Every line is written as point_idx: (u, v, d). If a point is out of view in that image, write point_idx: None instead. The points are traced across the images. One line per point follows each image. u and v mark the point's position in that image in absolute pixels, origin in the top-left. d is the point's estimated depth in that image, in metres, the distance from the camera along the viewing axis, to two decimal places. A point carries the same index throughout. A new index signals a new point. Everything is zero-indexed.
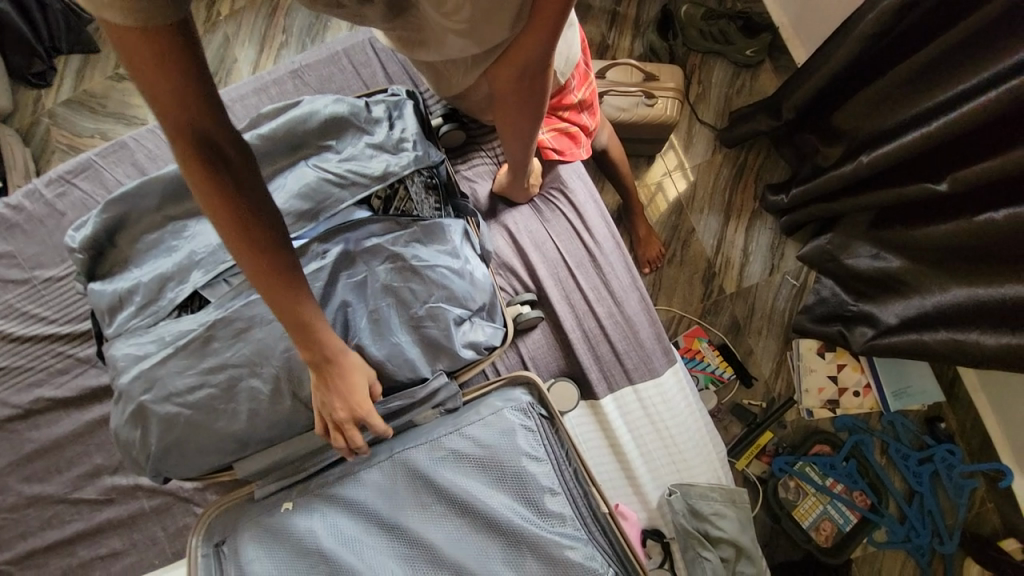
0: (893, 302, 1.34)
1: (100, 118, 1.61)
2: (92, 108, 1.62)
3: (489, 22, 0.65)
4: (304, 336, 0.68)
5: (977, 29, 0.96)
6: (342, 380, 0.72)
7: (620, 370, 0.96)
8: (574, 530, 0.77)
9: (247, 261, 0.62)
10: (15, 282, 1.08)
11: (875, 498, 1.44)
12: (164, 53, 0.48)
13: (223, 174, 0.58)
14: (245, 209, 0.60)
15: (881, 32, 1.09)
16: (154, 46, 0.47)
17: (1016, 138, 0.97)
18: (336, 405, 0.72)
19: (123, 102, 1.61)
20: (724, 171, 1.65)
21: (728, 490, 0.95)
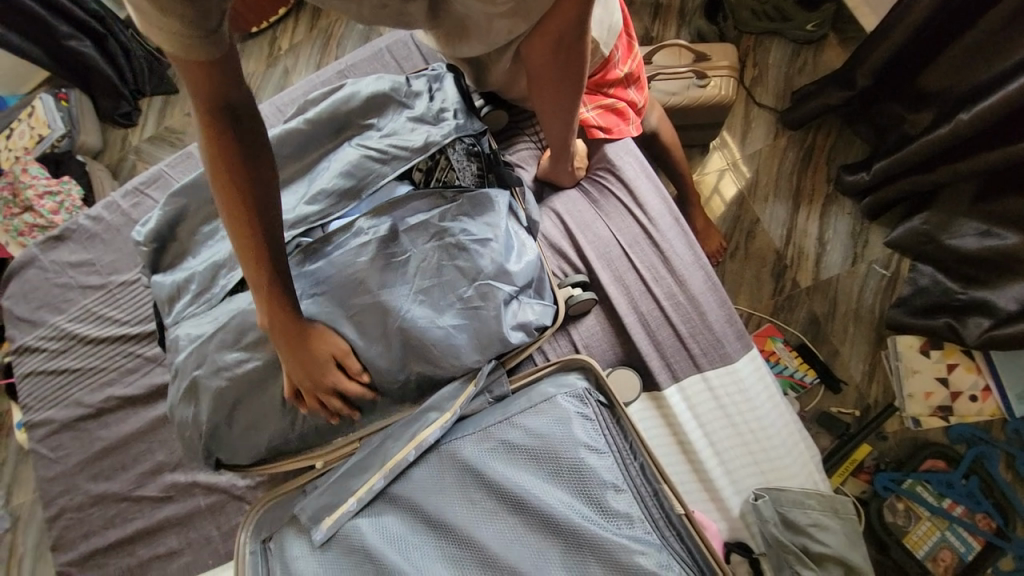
0: (1010, 285, 1.17)
1: (178, 150, 1.79)
2: (171, 142, 1.80)
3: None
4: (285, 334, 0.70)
5: None
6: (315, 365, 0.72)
7: (685, 356, 0.86)
8: (645, 533, 0.67)
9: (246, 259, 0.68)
10: (95, 288, 1.17)
11: (1002, 522, 1.20)
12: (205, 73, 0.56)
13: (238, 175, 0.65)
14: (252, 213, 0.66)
15: None
16: (202, 71, 0.56)
17: None
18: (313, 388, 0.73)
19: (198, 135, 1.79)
20: (788, 156, 1.51)
21: (827, 497, 0.81)
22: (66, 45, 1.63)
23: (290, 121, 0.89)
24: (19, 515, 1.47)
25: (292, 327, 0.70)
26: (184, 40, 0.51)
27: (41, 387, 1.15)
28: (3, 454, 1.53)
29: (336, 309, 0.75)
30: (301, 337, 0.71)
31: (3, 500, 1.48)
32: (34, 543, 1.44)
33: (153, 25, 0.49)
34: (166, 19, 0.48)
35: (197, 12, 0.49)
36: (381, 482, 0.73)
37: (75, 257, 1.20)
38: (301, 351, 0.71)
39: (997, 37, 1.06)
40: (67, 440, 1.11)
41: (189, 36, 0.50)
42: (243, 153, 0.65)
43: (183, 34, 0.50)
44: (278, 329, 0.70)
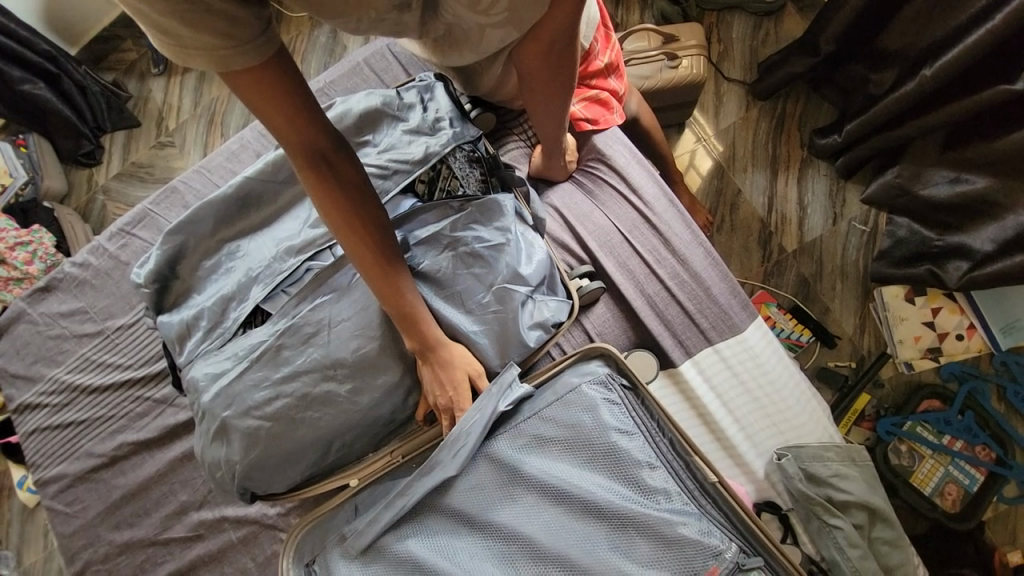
0: (984, 226, 1.24)
1: (149, 184, 1.75)
2: (141, 177, 1.76)
3: (527, 3, 0.62)
4: (410, 327, 0.71)
5: None
6: (444, 356, 0.73)
7: (696, 332, 0.89)
8: (683, 504, 0.70)
9: (360, 259, 0.69)
10: (91, 336, 1.15)
11: (1001, 450, 1.28)
12: (268, 83, 0.55)
13: (328, 181, 0.65)
14: (354, 213, 0.67)
15: None
16: (265, 82, 0.55)
17: None
18: (440, 387, 0.74)
19: (168, 168, 1.76)
20: (762, 126, 1.57)
21: (845, 448, 0.85)
22: (20, 90, 1.58)
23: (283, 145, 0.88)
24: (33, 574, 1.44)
25: (423, 323, 0.72)
26: (221, 54, 0.50)
27: (47, 443, 1.14)
28: (6, 516, 1.48)
29: (363, 329, 0.76)
30: (430, 331, 0.72)
31: (15, 562, 1.45)
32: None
33: (187, 45, 0.49)
34: (197, 33, 0.48)
35: (224, 22, 0.49)
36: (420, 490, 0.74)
37: (65, 306, 1.16)
38: (433, 343, 0.73)
39: None
40: (83, 493, 1.10)
41: (226, 47, 0.50)
42: (324, 157, 0.64)
43: (213, 46, 0.49)
44: (406, 324, 0.71)
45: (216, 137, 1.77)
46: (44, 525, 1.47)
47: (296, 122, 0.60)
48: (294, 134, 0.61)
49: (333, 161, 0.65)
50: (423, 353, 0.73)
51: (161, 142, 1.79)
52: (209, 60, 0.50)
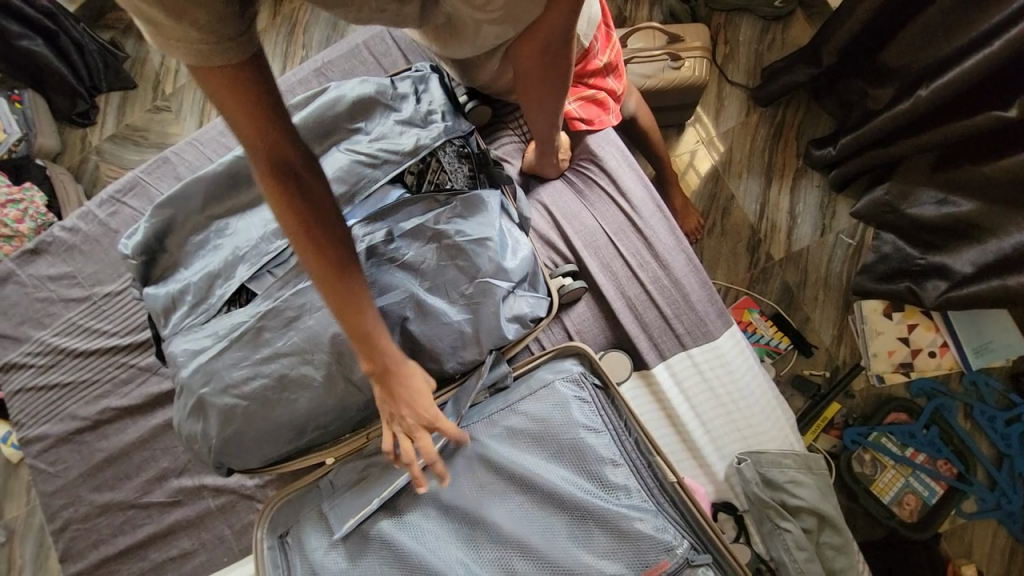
0: (965, 249, 1.26)
1: (144, 149, 1.74)
2: (136, 141, 1.74)
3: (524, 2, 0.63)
4: (368, 350, 0.68)
5: None
6: (403, 385, 0.69)
7: (671, 336, 0.91)
8: (641, 501, 0.73)
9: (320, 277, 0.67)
10: (78, 300, 1.16)
11: (962, 467, 1.33)
12: (236, 84, 0.55)
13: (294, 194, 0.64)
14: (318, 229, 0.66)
15: None
16: (237, 86, 0.55)
17: None
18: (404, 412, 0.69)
19: (164, 134, 1.74)
20: (760, 131, 1.61)
21: (803, 456, 0.89)
22: (18, 45, 1.56)
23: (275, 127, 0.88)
24: (13, 528, 1.47)
25: (382, 341, 0.69)
26: (202, 47, 0.50)
27: (31, 403, 1.16)
28: None
29: None
30: (390, 356, 0.69)
31: None
32: (33, 555, 1.45)
33: (170, 36, 0.50)
34: (181, 23, 0.48)
35: (210, 16, 0.49)
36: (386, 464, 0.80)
37: (53, 270, 1.17)
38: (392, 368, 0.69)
39: (950, 17, 1.10)
40: (65, 454, 1.13)
41: (209, 41, 0.50)
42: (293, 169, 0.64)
43: (194, 37, 0.49)
44: (364, 346, 0.68)
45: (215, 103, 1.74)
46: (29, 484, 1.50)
47: (266, 132, 0.60)
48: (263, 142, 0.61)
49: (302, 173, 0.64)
50: (381, 378, 0.69)
51: (157, 106, 1.77)
52: (188, 52, 0.51)
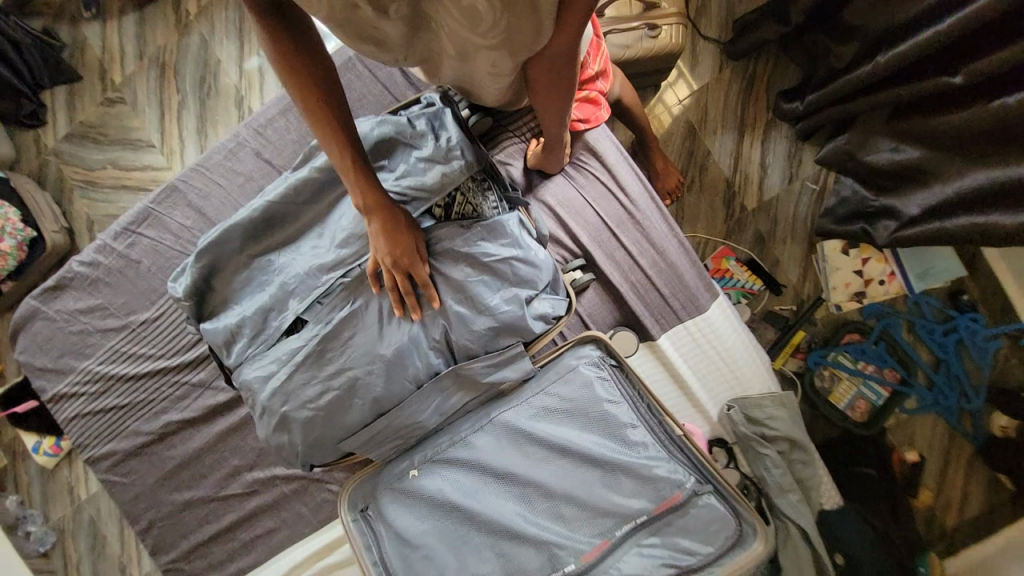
0: (917, 193, 1.40)
1: (104, 146, 1.85)
2: (94, 138, 1.85)
3: (521, 29, 0.63)
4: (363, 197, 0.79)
5: None
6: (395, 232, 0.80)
7: (670, 312, 1.07)
8: (656, 451, 0.92)
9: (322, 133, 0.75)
10: (116, 329, 1.22)
11: (905, 373, 1.58)
12: None
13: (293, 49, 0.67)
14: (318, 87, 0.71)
15: None
16: None
17: None
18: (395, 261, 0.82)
19: (122, 129, 1.85)
20: (733, 86, 1.69)
21: (775, 395, 1.07)
22: None
23: (300, 168, 0.95)
24: (64, 526, 1.61)
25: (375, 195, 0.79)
26: None
27: (90, 426, 1.25)
28: (25, 478, 1.62)
29: (395, 333, 0.88)
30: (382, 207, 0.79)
31: (42, 518, 1.61)
32: (88, 548, 1.60)
33: None
34: None
35: None
36: (446, 442, 0.98)
37: (82, 303, 1.22)
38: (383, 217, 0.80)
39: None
40: (138, 464, 1.25)
41: None
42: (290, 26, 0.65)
43: None
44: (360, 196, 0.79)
45: (170, 91, 1.86)
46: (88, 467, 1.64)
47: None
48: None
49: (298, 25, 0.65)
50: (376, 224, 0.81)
51: (110, 98, 1.87)
52: None
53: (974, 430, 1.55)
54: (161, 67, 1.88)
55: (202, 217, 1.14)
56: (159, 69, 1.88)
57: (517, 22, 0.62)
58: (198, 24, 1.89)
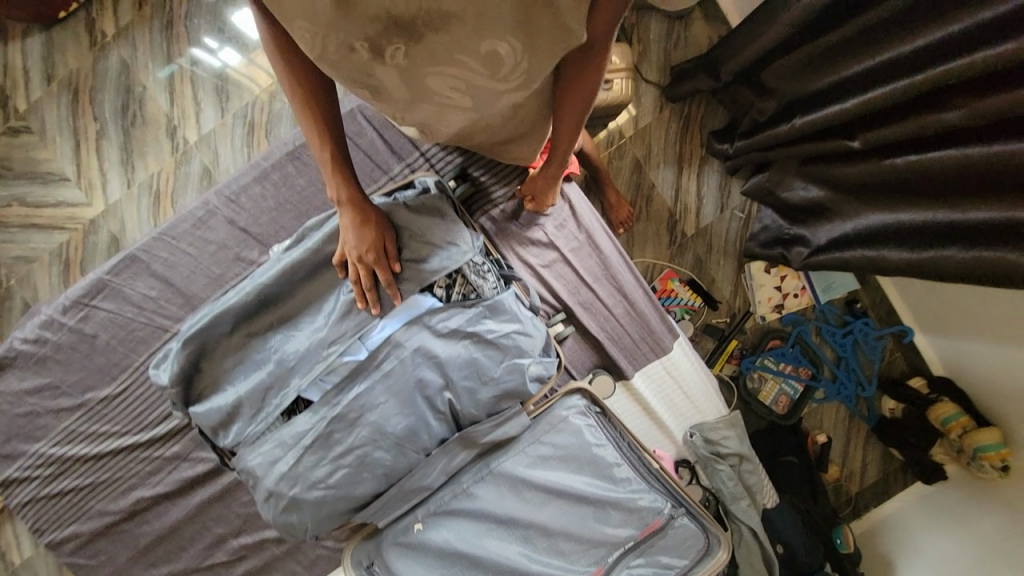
0: (822, 227, 1.62)
1: (8, 180, 1.68)
2: None
3: (540, 57, 0.63)
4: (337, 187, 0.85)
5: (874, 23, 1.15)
6: (365, 228, 0.87)
7: (642, 352, 1.21)
8: (639, 485, 1.05)
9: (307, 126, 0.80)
10: (70, 409, 1.13)
11: (814, 370, 1.84)
12: None
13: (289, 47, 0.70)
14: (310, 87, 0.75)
15: (815, 15, 1.25)
16: None
17: (914, 107, 1.15)
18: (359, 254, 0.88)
19: (31, 161, 1.68)
20: (672, 125, 1.87)
21: (727, 417, 1.25)
22: None
23: (292, 248, 0.97)
24: None
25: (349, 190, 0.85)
26: None
27: (46, 511, 1.15)
28: None
29: (404, 409, 0.92)
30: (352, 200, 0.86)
31: None
32: None
33: None
34: None
35: None
36: (449, 496, 1.05)
37: (29, 382, 1.12)
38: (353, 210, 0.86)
39: (813, 65, 1.35)
40: (107, 545, 1.18)
41: None
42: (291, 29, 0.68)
43: None
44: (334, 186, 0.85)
45: (86, 117, 1.69)
46: (21, 530, 1.46)
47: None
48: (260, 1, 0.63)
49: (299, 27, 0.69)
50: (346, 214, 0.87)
51: (13, 127, 1.68)
52: None
53: (868, 412, 1.85)
54: (75, 93, 1.70)
55: (171, 287, 1.10)
56: (72, 95, 1.70)
57: (538, 56, 0.63)
58: (117, 45, 1.71)
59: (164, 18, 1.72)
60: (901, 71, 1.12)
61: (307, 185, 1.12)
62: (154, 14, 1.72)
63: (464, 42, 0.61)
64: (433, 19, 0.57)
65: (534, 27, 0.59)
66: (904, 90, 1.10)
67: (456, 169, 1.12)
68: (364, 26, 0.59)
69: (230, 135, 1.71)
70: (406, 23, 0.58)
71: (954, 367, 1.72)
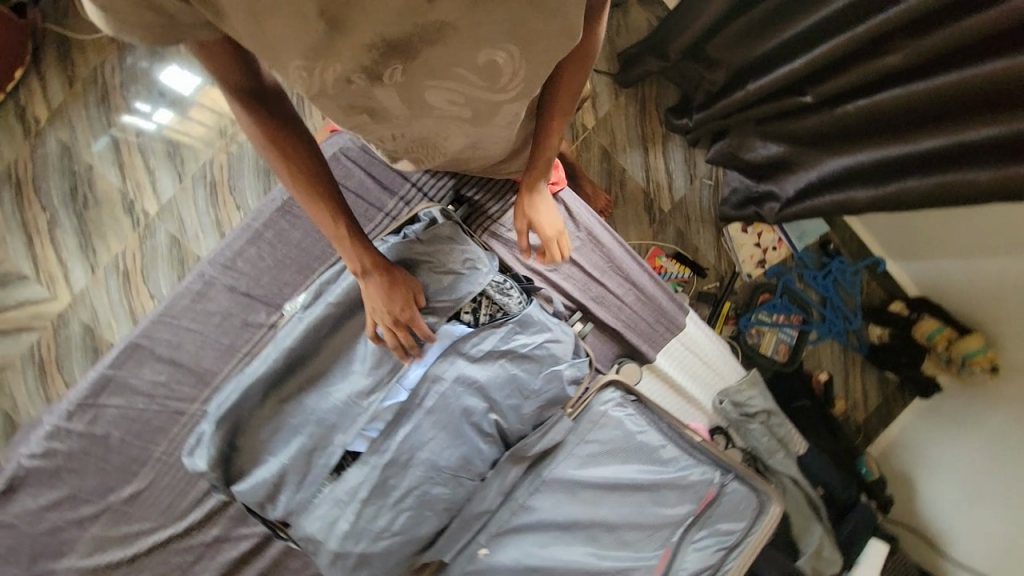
0: (787, 179, 1.62)
1: None
2: None
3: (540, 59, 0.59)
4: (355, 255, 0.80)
5: None
6: (394, 289, 0.82)
7: (660, 334, 1.25)
8: (687, 461, 1.09)
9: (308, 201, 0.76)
10: (94, 516, 1.06)
11: (805, 314, 1.89)
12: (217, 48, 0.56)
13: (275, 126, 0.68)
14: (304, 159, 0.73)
15: None
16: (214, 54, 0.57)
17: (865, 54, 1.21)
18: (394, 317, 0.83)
19: None
20: (630, 110, 1.92)
21: (748, 377, 1.31)
22: None
23: (310, 305, 0.95)
24: None
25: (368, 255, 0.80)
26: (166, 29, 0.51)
27: None
28: None
29: (453, 440, 0.93)
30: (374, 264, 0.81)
31: None
32: None
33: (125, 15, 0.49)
34: (139, 10, 0.49)
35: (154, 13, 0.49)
36: (507, 515, 1.03)
37: (45, 499, 1.05)
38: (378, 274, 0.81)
39: (760, 28, 1.41)
40: None
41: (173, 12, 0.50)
42: (273, 105, 0.67)
43: (149, 22, 0.50)
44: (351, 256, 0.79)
45: (34, 208, 1.59)
46: None
47: (237, 71, 0.61)
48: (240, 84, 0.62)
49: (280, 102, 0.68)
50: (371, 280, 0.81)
51: None
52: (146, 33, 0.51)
53: (858, 342, 1.91)
54: (17, 185, 1.60)
55: (181, 367, 1.08)
56: (13, 187, 1.60)
57: (536, 56, 0.58)
58: (52, 128, 1.62)
59: (97, 90, 1.63)
60: (846, 24, 1.19)
61: (301, 237, 1.11)
62: (86, 88, 1.63)
63: (460, 52, 0.56)
64: (428, 33, 0.52)
65: (534, 27, 0.54)
66: (848, 42, 1.17)
67: (451, 193, 1.14)
68: (358, 55, 0.53)
69: (192, 198, 1.64)
70: (403, 44, 0.53)
71: (927, 285, 1.80)
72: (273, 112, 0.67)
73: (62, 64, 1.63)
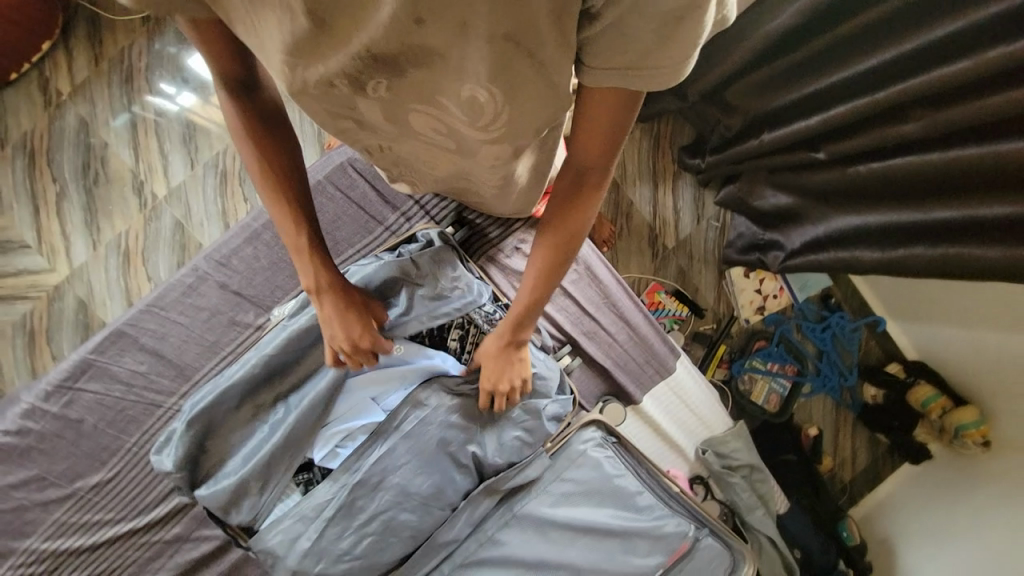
0: (793, 231, 1.62)
1: None
2: None
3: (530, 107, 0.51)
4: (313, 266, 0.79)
5: (831, 45, 1.23)
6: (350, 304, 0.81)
7: (648, 375, 1.23)
8: (663, 511, 1.07)
9: (273, 201, 0.76)
10: (57, 501, 1.04)
11: (799, 366, 1.85)
12: (214, 36, 0.59)
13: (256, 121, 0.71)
14: (280, 159, 0.75)
15: (777, 39, 1.32)
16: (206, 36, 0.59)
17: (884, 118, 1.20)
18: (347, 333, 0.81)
19: None
20: (643, 144, 1.94)
21: (734, 428, 1.29)
22: None
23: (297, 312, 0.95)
24: None
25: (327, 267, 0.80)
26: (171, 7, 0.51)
27: None
28: None
29: (425, 467, 0.91)
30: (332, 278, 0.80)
31: None
32: None
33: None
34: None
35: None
36: (473, 546, 1.01)
37: (11, 477, 1.03)
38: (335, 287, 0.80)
39: (778, 80, 1.40)
40: None
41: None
42: (259, 102, 0.70)
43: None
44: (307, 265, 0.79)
45: (45, 180, 1.61)
46: None
47: (231, 62, 0.63)
48: (229, 73, 0.65)
49: (268, 103, 0.71)
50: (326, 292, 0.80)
51: None
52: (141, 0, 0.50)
53: (852, 400, 1.86)
54: (31, 155, 1.61)
55: (164, 358, 1.07)
56: (27, 157, 1.61)
57: (526, 103, 0.51)
58: (73, 103, 1.64)
59: (123, 71, 1.66)
60: (864, 90, 1.19)
61: None
62: (111, 68, 1.66)
63: (444, 79, 0.50)
64: (416, 56, 0.47)
65: (522, 72, 0.47)
66: (872, 104, 1.16)
67: (453, 215, 1.14)
68: (343, 62, 0.48)
69: (201, 186, 1.65)
70: (389, 62, 0.47)
71: (926, 350, 1.77)
72: (257, 109, 0.70)
73: (90, 42, 1.65)
